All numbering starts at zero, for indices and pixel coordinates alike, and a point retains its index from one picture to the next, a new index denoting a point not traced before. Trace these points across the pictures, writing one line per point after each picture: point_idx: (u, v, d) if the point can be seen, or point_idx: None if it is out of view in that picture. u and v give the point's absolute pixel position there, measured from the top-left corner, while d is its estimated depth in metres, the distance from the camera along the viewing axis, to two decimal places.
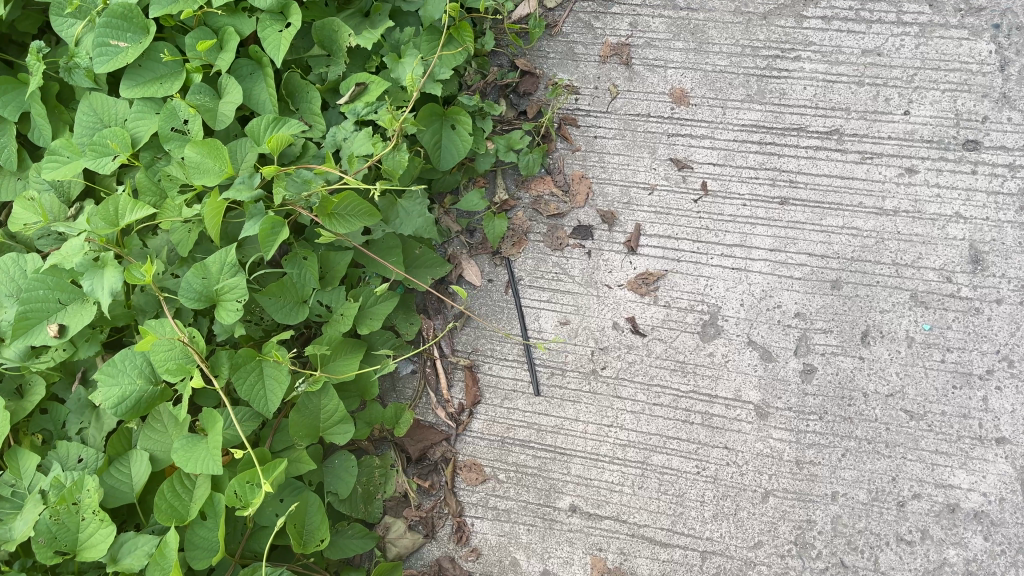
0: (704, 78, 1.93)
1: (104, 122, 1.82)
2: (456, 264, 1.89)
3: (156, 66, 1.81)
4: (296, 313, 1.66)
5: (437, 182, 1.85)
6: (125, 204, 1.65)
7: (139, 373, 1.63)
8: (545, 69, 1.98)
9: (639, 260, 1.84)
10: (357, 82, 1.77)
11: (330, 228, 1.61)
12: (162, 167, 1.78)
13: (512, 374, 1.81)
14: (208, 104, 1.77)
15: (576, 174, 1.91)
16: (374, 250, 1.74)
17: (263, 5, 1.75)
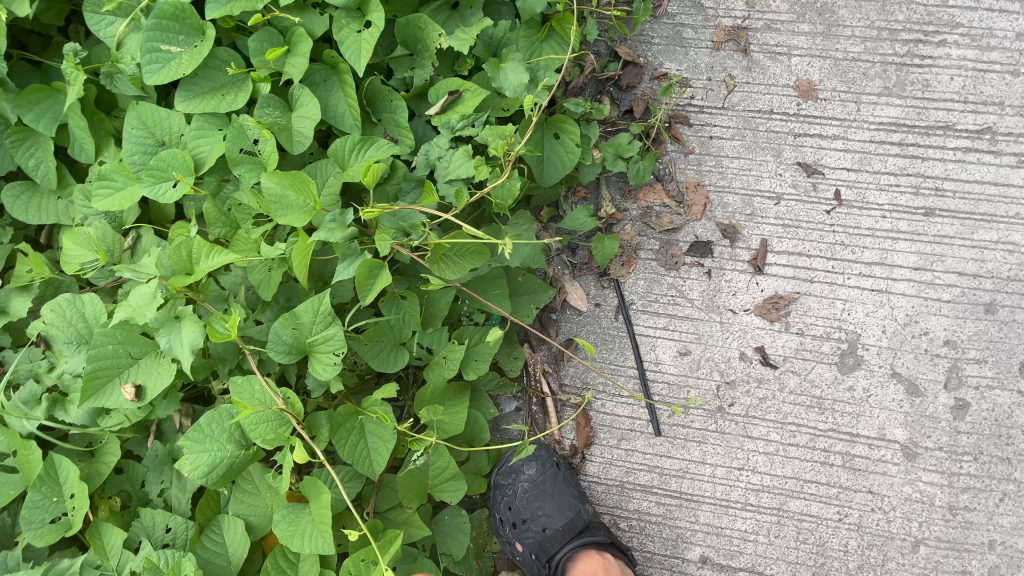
0: (834, 67, 1.69)
1: (157, 137, 1.58)
2: (559, 288, 1.69)
3: (215, 73, 1.56)
4: (397, 363, 1.48)
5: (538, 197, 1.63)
6: (200, 248, 1.43)
7: (229, 438, 1.45)
8: (649, 57, 1.73)
9: (767, 280, 1.65)
10: (450, 89, 1.54)
11: (440, 273, 1.40)
12: (231, 195, 1.55)
13: (628, 412, 1.64)
14: (280, 121, 1.53)
15: (690, 181, 1.70)
16: (478, 283, 1.54)
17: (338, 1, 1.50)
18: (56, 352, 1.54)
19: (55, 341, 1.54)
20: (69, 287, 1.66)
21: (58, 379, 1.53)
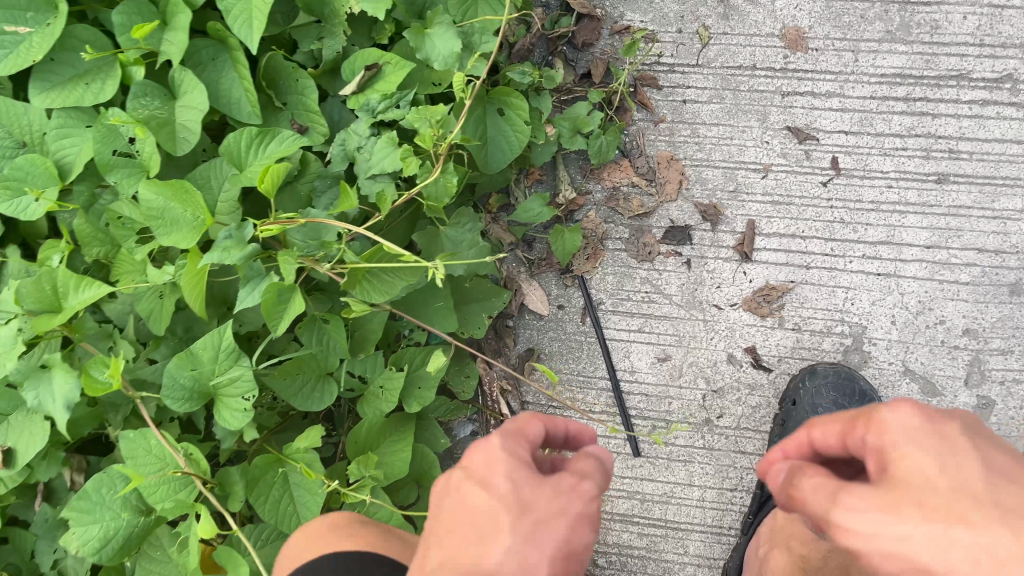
0: (826, 10, 1.42)
1: (13, 137, 1.29)
2: (514, 290, 1.45)
3: (75, 56, 1.27)
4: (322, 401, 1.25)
5: (484, 185, 1.38)
6: (67, 280, 1.16)
7: (124, 505, 1.21)
8: (608, 7, 1.45)
9: (755, 269, 1.41)
10: (367, 63, 1.26)
11: (363, 295, 1.16)
12: (107, 206, 1.27)
13: (601, 432, 1.42)
14: (160, 113, 1.25)
15: (662, 155, 1.44)
16: (415, 297, 1.30)
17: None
18: None
19: None
20: None
21: None
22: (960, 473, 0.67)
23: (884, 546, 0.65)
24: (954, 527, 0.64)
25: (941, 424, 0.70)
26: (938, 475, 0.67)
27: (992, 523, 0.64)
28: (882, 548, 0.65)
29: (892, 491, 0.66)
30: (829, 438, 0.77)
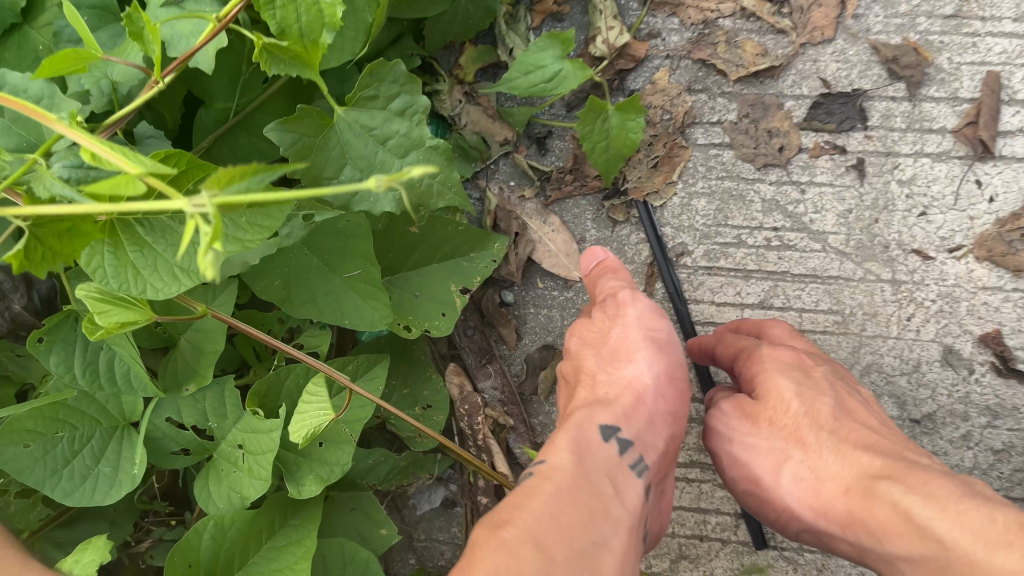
0: None
1: None
2: (516, 235, 0.75)
3: None
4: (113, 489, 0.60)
5: (444, 21, 0.70)
6: None
7: None
8: None
9: (1003, 173, 0.69)
10: None
11: (119, 282, 0.46)
12: None
13: (690, 502, 0.74)
14: None
15: None
16: (302, 266, 0.63)
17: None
18: None
19: None
20: None
21: None
22: (814, 403, 0.58)
23: (733, 452, 0.60)
24: (794, 454, 0.57)
25: (809, 364, 0.62)
26: (794, 403, 0.59)
27: (838, 464, 0.55)
28: (732, 443, 0.60)
29: (756, 404, 0.60)
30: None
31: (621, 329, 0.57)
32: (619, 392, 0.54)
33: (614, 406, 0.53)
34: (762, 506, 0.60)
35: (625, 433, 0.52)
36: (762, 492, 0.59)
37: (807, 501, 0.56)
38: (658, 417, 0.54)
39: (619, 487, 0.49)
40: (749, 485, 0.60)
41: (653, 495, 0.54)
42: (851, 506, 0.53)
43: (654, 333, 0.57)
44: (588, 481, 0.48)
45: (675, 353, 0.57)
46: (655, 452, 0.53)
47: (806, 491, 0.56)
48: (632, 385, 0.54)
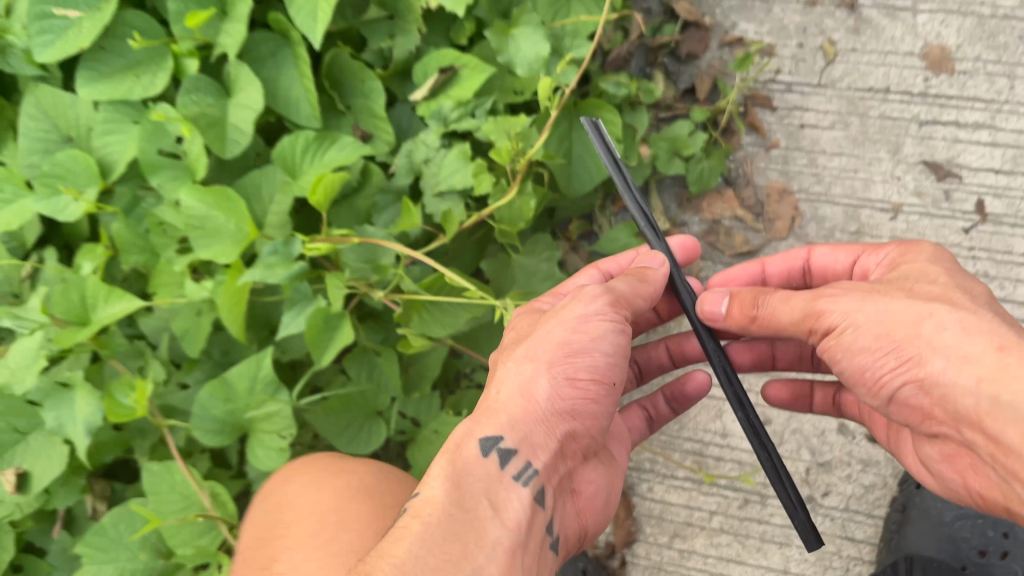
0: (977, 29, 1.23)
1: (60, 131, 1.21)
2: None
3: (123, 47, 1.16)
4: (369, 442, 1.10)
5: (568, 206, 1.22)
6: (97, 290, 1.07)
7: (144, 544, 1.09)
8: (718, 16, 1.29)
9: None
10: (441, 65, 1.12)
11: (420, 326, 1.04)
12: (149, 212, 1.16)
13: (683, 501, 1.23)
14: (212, 112, 1.13)
15: (774, 185, 1.26)
16: (478, 332, 1.14)
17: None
18: None
19: None
20: None
21: None
22: (965, 290, 0.74)
23: (867, 313, 0.73)
24: (939, 312, 0.70)
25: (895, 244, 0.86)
26: (941, 282, 0.75)
27: (979, 334, 0.68)
28: (854, 309, 0.74)
29: (909, 290, 0.75)
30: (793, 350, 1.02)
31: (552, 326, 0.79)
32: (517, 402, 0.77)
33: (508, 410, 0.77)
34: (887, 361, 0.72)
35: (507, 439, 0.75)
36: (900, 350, 0.71)
37: (948, 356, 0.69)
38: (549, 415, 0.77)
39: (495, 493, 0.73)
40: (873, 341, 0.73)
41: (548, 478, 0.78)
42: (1011, 364, 0.65)
43: (574, 336, 0.77)
44: (465, 502, 0.72)
45: (591, 354, 0.77)
46: (542, 451, 0.76)
47: (953, 358, 0.68)
48: (529, 402, 0.76)
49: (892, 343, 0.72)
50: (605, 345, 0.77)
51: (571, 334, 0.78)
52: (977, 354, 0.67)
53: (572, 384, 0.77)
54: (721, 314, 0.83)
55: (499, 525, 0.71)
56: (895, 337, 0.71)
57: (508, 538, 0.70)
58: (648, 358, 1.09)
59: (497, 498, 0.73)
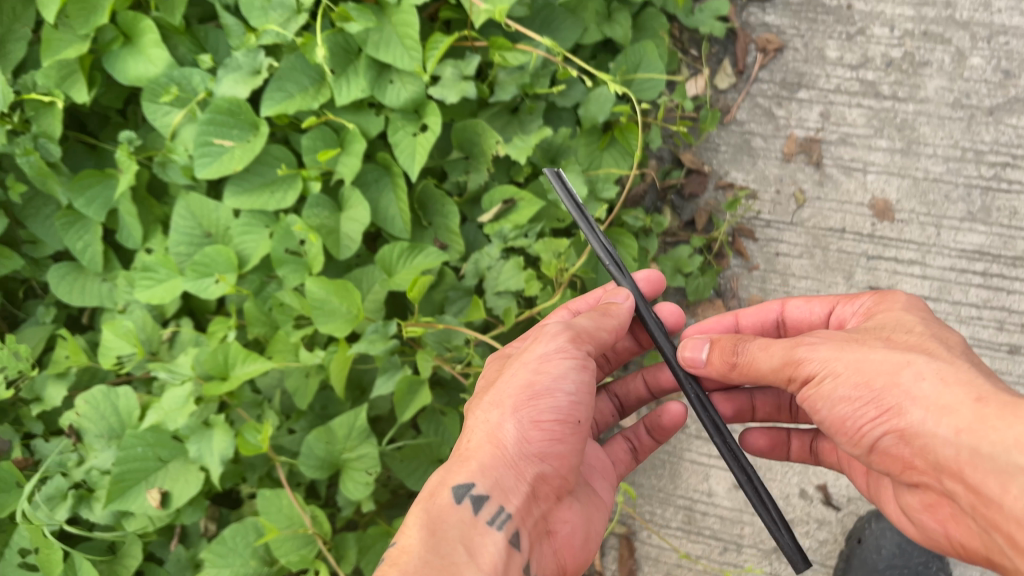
0: (913, 188, 1.60)
1: (204, 228, 1.57)
2: None
3: (265, 169, 1.54)
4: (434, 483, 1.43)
5: None
6: (237, 352, 1.41)
7: (254, 553, 1.40)
8: (714, 165, 1.66)
9: None
10: (504, 197, 1.47)
11: None
12: (273, 295, 1.52)
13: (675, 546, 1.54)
14: (328, 223, 1.49)
15: (754, 299, 1.62)
16: None
17: (403, 68, 1.43)
18: (87, 444, 1.53)
19: (87, 434, 1.53)
20: (106, 375, 1.63)
21: (87, 474, 1.51)
22: (935, 342, 0.92)
23: (848, 362, 0.91)
24: (915, 363, 0.88)
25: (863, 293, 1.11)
26: (914, 336, 0.94)
27: (953, 385, 0.84)
28: (840, 363, 0.92)
29: (883, 343, 0.94)
30: (770, 403, 1.26)
31: (516, 369, 1.04)
32: (487, 447, 1.01)
33: (482, 459, 1.01)
34: (871, 410, 0.89)
35: (479, 485, 0.99)
36: (881, 400, 0.88)
37: (924, 404, 0.85)
38: (515, 457, 1.00)
39: (473, 535, 0.97)
40: (853, 389, 0.90)
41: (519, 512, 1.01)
42: (983, 415, 0.81)
43: (539, 383, 1.01)
44: (445, 546, 0.96)
45: (552, 395, 1.00)
46: (512, 491, 1.00)
47: (930, 409, 0.84)
48: (496, 446, 1.01)
49: (874, 393, 0.89)
50: (565, 391, 1.01)
51: (534, 374, 1.02)
52: (952, 405, 0.83)
53: (537, 427, 1.00)
54: (702, 359, 1.06)
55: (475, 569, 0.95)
56: (877, 390, 0.88)
57: None
58: (628, 392, 1.34)
59: (475, 542, 0.97)
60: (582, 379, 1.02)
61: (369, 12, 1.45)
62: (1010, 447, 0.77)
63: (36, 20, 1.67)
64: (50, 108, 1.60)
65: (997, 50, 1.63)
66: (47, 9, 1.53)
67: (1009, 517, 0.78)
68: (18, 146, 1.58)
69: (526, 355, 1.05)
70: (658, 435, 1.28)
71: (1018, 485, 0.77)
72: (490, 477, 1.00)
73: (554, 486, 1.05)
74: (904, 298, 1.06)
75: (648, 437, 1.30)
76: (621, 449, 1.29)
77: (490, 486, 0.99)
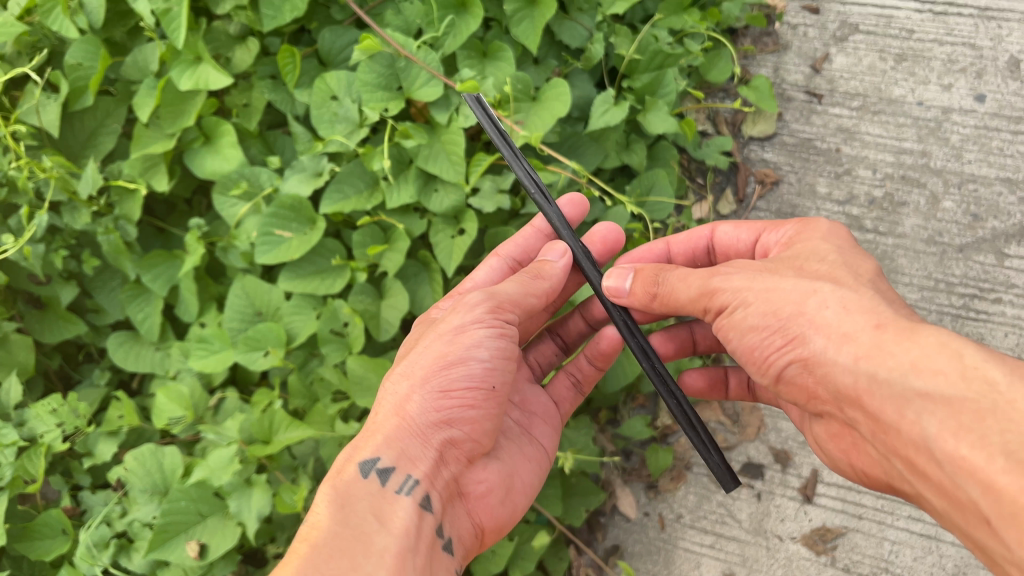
0: None
1: (256, 307, 1.74)
2: (609, 492, 1.77)
3: (319, 258, 1.73)
4: None
5: (599, 399, 1.73)
6: (281, 418, 1.57)
7: None
8: None
9: (815, 510, 1.72)
10: None
11: None
12: (316, 371, 1.70)
13: None
14: (371, 308, 1.69)
15: (747, 403, 1.80)
16: None
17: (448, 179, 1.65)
18: (131, 498, 1.64)
19: (131, 488, 1.64)
20: (152, 435, 1.78)
21: (128, 526, 1.62)
22: (843, 273, 1.06)
23: (759, 291, 1.06)
24: (821, 292, 1.01)
25: (787, 222, 1.26)
26: (828, 266, 1.08)
27: (854, 314, 0.97)
28: (752, 295, 1.06)
29: (798, 273, 1.08)
30: (709, 336, 1.45)
31: (430, 345, 1.18)
32: (396, 419, 1.15)
33: (390, 433, 1.14)
34: (780, 337, 1.03)
35: (387, 457, 1.13)
36: (789, 326, 1.01)
37: (828, 332, 0.97)
38: (420, 425, 1.15)
39: (381, 502, 1.09)
40: (762, 318, 1.04)
41: (428, 479, 1.14)
42: (880, 342, 0.92)
43: (453, 353, 1.15)
44: (355, 516, 1.07)
45: (460, 367, 1.14)
46: (418, 460, 1.13)
47: (832, 337, 0.97)
48: (403, 419, 1.15)
49: (782, 323, 1.02)
50: (476, 359, 1.15)
51: (447, 347, 1.16)
52: (853, 332, 0.95)
53: (447, 395, 1.14)
54: (626, 289, 1.23)
55: (386, 533, 1.06)
56: (786, 320, 1.02)
57: (394, 543, 1.05)
58: (568, 330, 1.55)
59: (384, 510, 1.09)
60: (492, 348, 1.16)
61: (423, 131, 1.68)
62: (904, 368, 0.88)
63: (126, 117, 1.91)
64: (132, 193, 1.81)
65: (967, 195, 1.85)
66: (142, 109, 1.76)
67: (907, 440, 0.89)
68: (100, 225, 1.79)
69: (443, 327, 1.19)
70: (597, 363, 1.47)
71: (913, 409, 0.87)
72: (397, 448, 1.13)
73: (464, 450, 1.20)
74: (826, 229, 1.18)
75: (588, 368, 1.49)
76: (565, 386, 1.49)
77: (396, 457, 1.13)
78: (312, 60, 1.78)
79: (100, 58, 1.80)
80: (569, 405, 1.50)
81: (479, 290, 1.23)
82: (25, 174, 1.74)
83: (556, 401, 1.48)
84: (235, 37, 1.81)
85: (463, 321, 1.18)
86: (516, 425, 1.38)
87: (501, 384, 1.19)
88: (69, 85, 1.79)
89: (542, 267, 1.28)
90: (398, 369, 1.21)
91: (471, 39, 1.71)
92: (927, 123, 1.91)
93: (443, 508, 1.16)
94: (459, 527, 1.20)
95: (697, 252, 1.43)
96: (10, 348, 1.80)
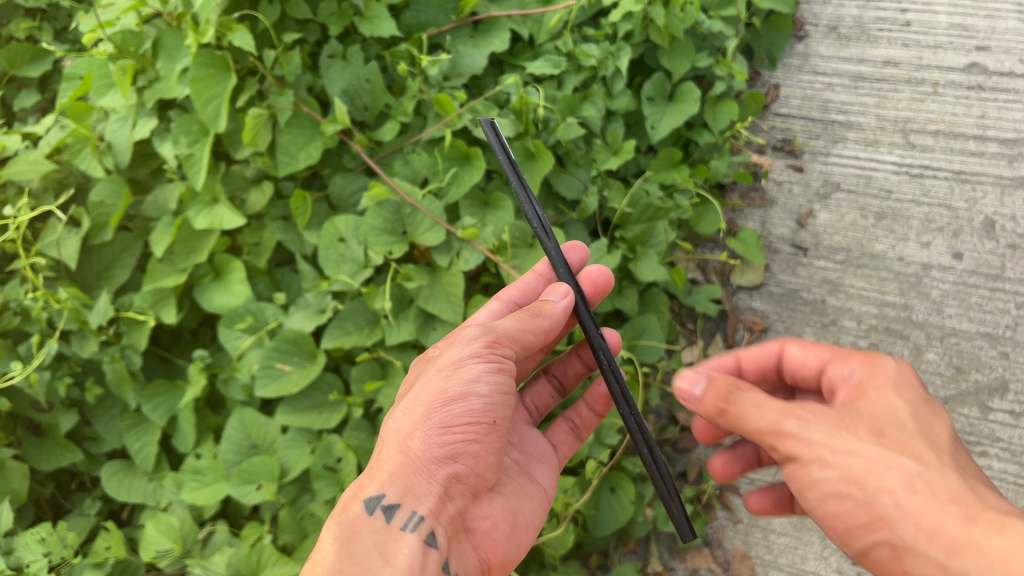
0: None
1: (252, 440, 1.76)
2: None
3: (316, 392, 1.78)
4: None
5: (590, 543, 1.71)
6: (270, 553, 1.57)
7: None
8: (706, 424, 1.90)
9: None
10: None
11: None
12: (307, 506, 1.71)
13: None
14: (365, 444, 1.72)
15: (737, 550, 1.79)
16: None
17: (447, 318, 1.72)
18: None
19: None
20: (136, 568, 1.76)
21: None
22: (915, 437, 1.06)
23: (839, 455, 1.03)
24: (901, 469, 1.00)
25: (855, 359, 1.23)
26: (902, 426, 1.08)
27: (938, 503, 0.96)
28: (832, 455, 1.03)
29: (868, 433, 1.06)
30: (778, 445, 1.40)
31: (431, 379, 1.21)
32: (400, 454, 1.18)
33: (395, 470, 1.17)
34: (860, 511, 1.01)
35: (391, 494, 1.15)
36: (872, 499, 0.99)
37: (911, 517, 0.96)
38: (424, 458, 1.17)
39: (384, 539, 1.12)
40: (843, 485, 1.01)
41: (433, 515, 1.16)
42: (972, 534, 0.92)
43: (452, 389, 1.17)
44: (357, 554, 1.10)
45: (460, 402, 1.17)
46: (422, 495, 1.16)
47: (921, 526, 0.96)
48: (408, 455, 1.17)
49: (863, 497, 1.00)
50: (476, 395, 1.17)
51: (447, 382, 1.18)
52: (942, 525, 0.95)
53: (449, 430, 1.16)
54: (695, 395, 1.14)
55: (389, 570, 1.08)
56: (868, 494, 1.00)
57: None
58: (565, 370, 1.56)
59: (388, 547, 1.11)
60: (492, 382, 1.18)
61: (424, 272, 1.75)
62: (996, 565, 0.88)
63: (142, 252, 2.00)
64: (140, 325, 1.87)
65: (949, 348, 1.91)
66: (158, 244, 1.84)
67: None
68: (107, 353, 1.83)
69: (442, 363, 1.21)
70: (597, 409, 1.51)
71: None
72: (402, 485, 1.16)
73: (469, 485, 1.22)
74: (897, 376, 1.17)
75: (587, 413, 1.52)
76: (563, 430, 1.52)
77: (400, 492, 1.16)
78: (323, 203, 1.89)
79: (122, 197, 1.91)
80: (567, 449, 1.52)
81: (477, 326, 1.25)
82: (40, 305, 1.81)
83: (553, 445, 1.50)
84: (251, 180, 1.92)
85: (462, 356, 1.20)
86: (516, 463, 1.40)
87: (503, 418, 1.20)
88: (91, 221, 1.90)
89: (543, 305, 1.30)
90: (400, 408, 1.24)
91: (474, 189, 1.81)
92: (908, 277, 1.99)
93: (448, 542, 1.17)
94: (466, 563, 1.21)
95: (767, 367, 1.40)
96: (5, 474, 1.81)
